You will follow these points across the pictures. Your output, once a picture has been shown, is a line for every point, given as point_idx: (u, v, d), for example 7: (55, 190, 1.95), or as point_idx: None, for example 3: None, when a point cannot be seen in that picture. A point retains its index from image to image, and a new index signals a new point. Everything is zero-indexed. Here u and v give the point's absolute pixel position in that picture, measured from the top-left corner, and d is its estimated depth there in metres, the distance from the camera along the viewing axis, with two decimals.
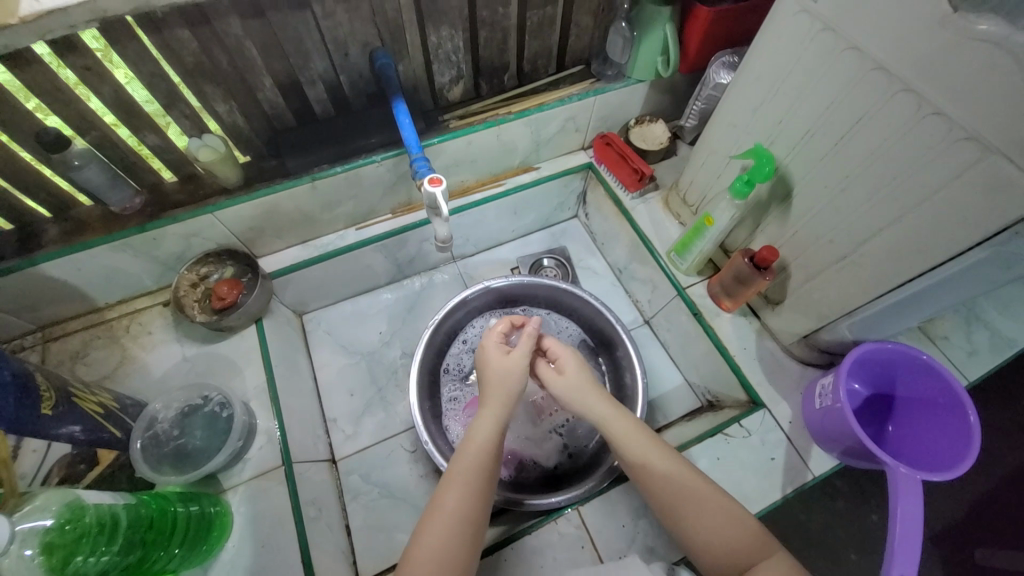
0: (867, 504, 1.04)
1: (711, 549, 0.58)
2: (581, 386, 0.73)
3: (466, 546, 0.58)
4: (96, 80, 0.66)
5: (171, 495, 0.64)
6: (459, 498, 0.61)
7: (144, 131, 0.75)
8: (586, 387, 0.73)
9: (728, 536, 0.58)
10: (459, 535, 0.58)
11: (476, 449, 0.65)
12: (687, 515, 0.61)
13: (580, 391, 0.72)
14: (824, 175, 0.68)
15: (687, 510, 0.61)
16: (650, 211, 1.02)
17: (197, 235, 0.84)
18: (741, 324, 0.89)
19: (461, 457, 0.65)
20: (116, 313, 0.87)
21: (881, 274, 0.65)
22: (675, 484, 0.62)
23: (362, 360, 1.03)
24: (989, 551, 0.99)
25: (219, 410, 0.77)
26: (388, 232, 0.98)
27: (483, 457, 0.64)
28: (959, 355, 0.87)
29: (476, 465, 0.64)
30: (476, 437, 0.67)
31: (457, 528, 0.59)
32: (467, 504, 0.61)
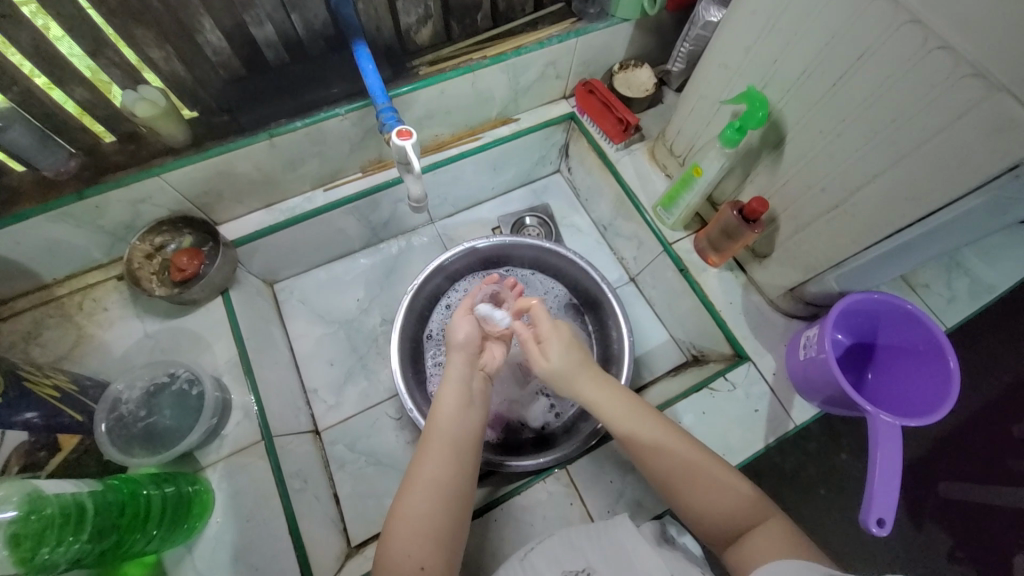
0: (839, 445, 1.09)
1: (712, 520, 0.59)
2: (576, 365, 0.70)
3: (446, 515, 0.58)
4: (13, 27, 0.57)
5: (142, 477, 0.61)
6: (431, 470, 0.60)
7: (71, 85, 0.65)
8: (575, 366, 0.70)
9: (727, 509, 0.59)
10: (435, 499, 0.58)
11: (443, 421, 0.64)
12: (688, 490, 0.61)
13: (575, 374, 0.70)
14: (819, 120, 0.65)
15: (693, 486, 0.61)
16: (635, 163, 0.98)
17: (147, 201, 0.77)
18: (726, 279, 0.88)
19: (428, 432, 0.64)
20: (67, 289, 0.80)
21: (873, 224, 0.63)
22: (676, 457, 0.62)
23: (340, 329, 0.99)
24: (950, 483, 1.06)
25: (188, 388, 0.73)
26: (358, 192, 0.91)
27: (454, 428, 0.64)
28: (939, 302, 0.87)
29: (446, 438, 0.63)
30: (440, 410, 0.65)
31: (433, 494, 0.58)
32: (440, 468, 0.60)
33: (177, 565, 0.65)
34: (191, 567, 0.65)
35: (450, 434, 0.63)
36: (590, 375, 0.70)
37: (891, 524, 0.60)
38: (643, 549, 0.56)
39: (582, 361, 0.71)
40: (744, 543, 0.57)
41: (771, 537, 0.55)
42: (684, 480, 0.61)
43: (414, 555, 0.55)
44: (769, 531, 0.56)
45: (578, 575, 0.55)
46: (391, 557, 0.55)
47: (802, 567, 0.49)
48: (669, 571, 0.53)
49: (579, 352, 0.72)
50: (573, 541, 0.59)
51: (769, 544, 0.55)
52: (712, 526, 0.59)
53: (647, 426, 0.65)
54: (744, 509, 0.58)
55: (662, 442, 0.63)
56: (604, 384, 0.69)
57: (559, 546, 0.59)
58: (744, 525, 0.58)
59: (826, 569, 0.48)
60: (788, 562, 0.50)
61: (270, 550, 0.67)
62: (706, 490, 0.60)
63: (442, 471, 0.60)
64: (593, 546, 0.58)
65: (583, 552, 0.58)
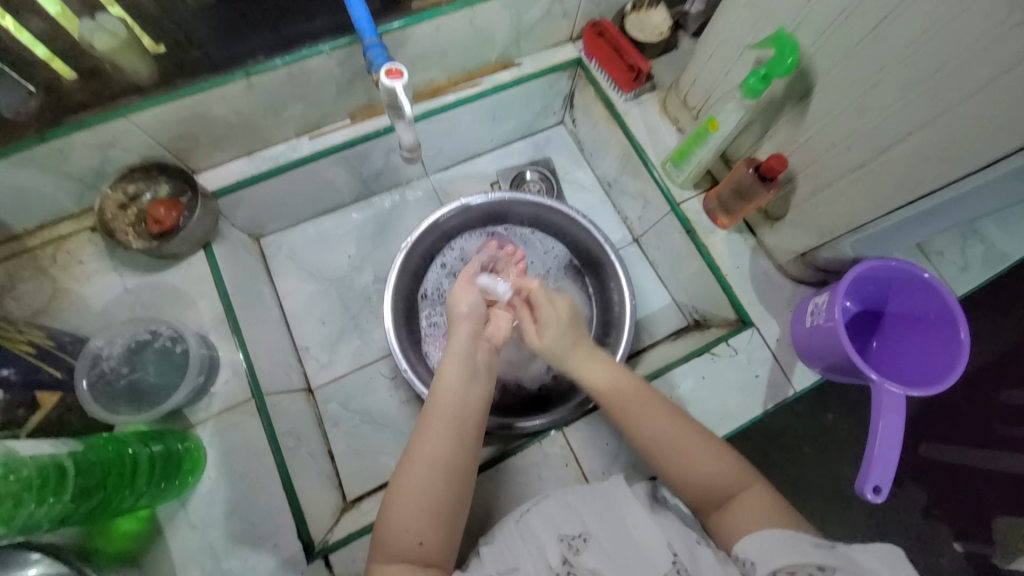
0: (826, 407, 1.08)
1: (695, 487, 0.59)
2: (570, 342, 0.71)
3: (447, 491, 0.57)
4: None
5: (129, 436, 0.60)
6: (431, 447, 0.58)
7: (25, 14, 0.60)
8: (569, 338, 0.71)
9: (713, 478, 0.59)
10: (435, 475, 0.57)
11: (444, 400, 0.62)
12: (676, 461, 0.60)
13: (570, 349, 0.71)
14: (852, 69, 0.59)
15: (679, 454, 0.60)
16: (645, 115, 0.91)
17: (115, 145, 0.71)
18: (735, 242, 0.84)
19: (429, 408, 0.62)
20: (39, 240, 0.75)
21: (899, 186, 0.59)
22: (663, 431, 0.62)
23: (331, 287, 0.95)
24: (929, 444, 1.06)
25: (172, 345, 0.70)
26: (348, 140, 0.85)
27: (454, 404, 0.61)
28: (951, 271, 0.85)
29: (448, 414, 0.61)
30: (441, 386, 0.63)
31: (433, 471, 0.57)
32: (441, 444, 0.59)
33: (171, 520, 0.65)
34: (185, 522, 0.65)
35: (450, 411, 0.61)
36: (583, 349, 0.71)
37: (887, 492, 0.61)
38: (638, 511, 0.56)
39: (575, 335, 0.72)
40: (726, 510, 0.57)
41: (752, 505, 0.55)
42: (669, 452, 0.61)
43: (414, 529, 0.55)
44: (754, 499, 0.56)
45: (575, 538, 0.54)
46: (391, 530, 0.55)
47: (785, 535, 0.50)
48: (666, 536, 0.53)
49: (574, 325, 0.73)
50: (570, 503, 0.58)
51: (753, 512, 0.54)
52: (696, 492, 0.59)
53: (642, 399, 0.64)
54: (727, 477, 0.58)
55: (650, 413, 0.63)
56: (597, 358, 0.70)
57: (555, 507, 0.58)
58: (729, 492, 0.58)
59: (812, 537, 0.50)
60: (773, 529, 0.51)
61: (263, 506, 0.66)
62: (693, 458, 0.60)
63: (443, 447, 0.59)
64: (590, 509, 0.57)
65: (580, 515, 0.56)
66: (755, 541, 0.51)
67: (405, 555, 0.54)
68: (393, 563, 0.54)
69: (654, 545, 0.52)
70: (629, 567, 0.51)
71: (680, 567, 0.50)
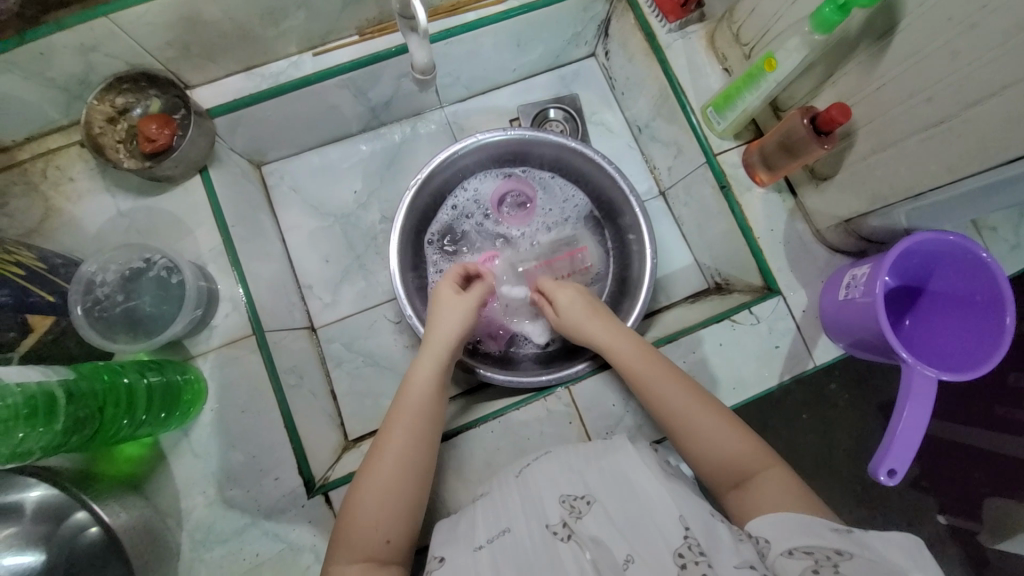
0: (829, 376, 1.05)
1: (712, 465, 0.58)
2: (587, 316, 0.71)
3: (410, 495, 0.57)
4: None
5: (125, 365, 0.58)
6: (393, 451, 0.59)
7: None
8: (586, 315, 0.71)
9: (731, 455, 0.57)
10: (400, 477, 0.58)
11: (410, 404, 0.62)
12: (692, 438, 0.59)
13: (585, 321, 0.70)
14: (952, 1, 0.49)
15: (696, 430, 0.59)
16: (689, 50, 0.81)
17: (98, 49, 0.64)
18: (773, 202, 0.77)
19: (394, 410, 0.63)
20: (29, 154, 0.71)
21: (980, 149, 0.52)
22: (681, 406, 0.60)
23: (335, 223, 0.90)
24: (936, 421, 1.03)
25: (168, 275, 0.67)
26: (355, 60, 0.76)
27: (421, 408, 0.62)
28: (1001, 248, 0.77)
29: (414, 418, 0.61)
30: (411, 389, 0.64)
31: (399, 473, 0.58)
32: (407, 447, 0.59)
33: (175, 447, 0.66)
34: (188, 450, 0.65)
35: (416, 416, 0.61)
36: (604, 323, 0.70)
37: (900, 475, 0.59)
38: (649, 478, 0.53)
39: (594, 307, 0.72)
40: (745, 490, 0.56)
41: (771, 489, 0.54)
42: (685, 428, 0.60)
43: (379, 529, 0.55)
44: (774, 481, 0.55)
45: (577, 500, 0.54)
46: (354, 528, 0.55)
47: (806, 519, 0.49)
48: (679, 508, 0.50)
49: (589, 301, 0.73)
50: (572, 465, 0.57)
51: (773, 494, 0.53)
52: (713, 469, 0.58)
53: (659, 372, 0.62)
54: (745, 456, 0.57)
55: (670, 384, 0.61)
56: (619, 328, 0.68)
57: (557, 467, 0.58)
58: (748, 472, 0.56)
59: (831, 523, 0.48)
60: (793, 514, 0.50)
61: (264, 441, 0.66)
62: (711, 435, 0.59)
63: (411, 449, 0.59)
64: (595, 472, 0.56)
65: (583, 477, 0.56)
66: (771, 522, 0.50)
67: (369, 552, 0.54)
68: (356, 560, 0.53)
69: (666, 516, 0.50)
70: (636, 536, 0.49)
71: (692, 542, 0.47)
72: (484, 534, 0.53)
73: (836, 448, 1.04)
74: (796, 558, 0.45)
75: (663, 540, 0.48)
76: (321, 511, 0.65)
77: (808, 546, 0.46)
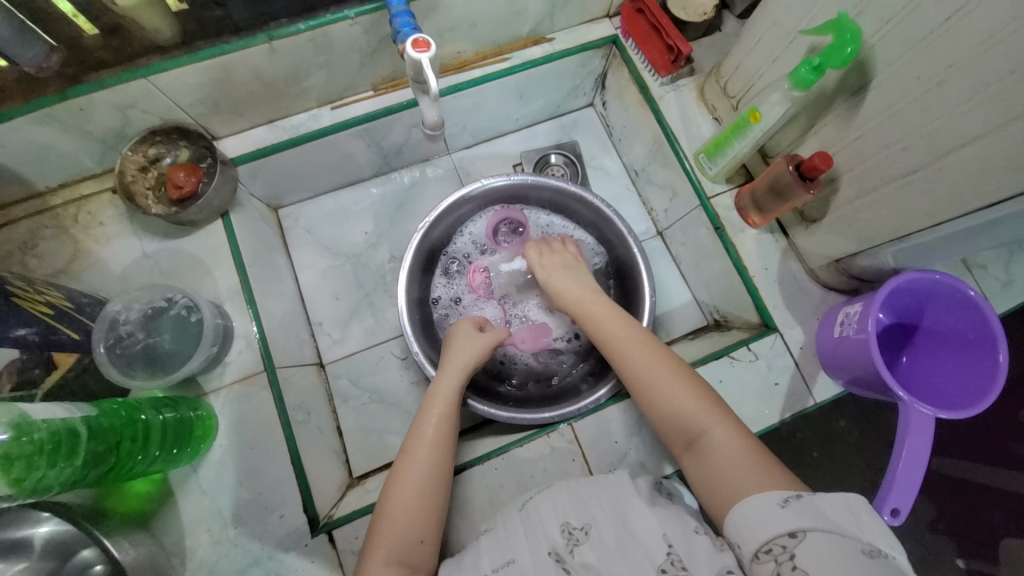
0: (838, 414, 1.05)
1: (672, 429, 0.60)
2: (561, 271, 0.78)
3: (442, 498, 0.60)
4: None
5: (142, 401, 0.60)
6: (424, 456, 0.61)
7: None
8: (557, 271, 0.78)
9: (683, 417, 0.59)
10: (405, 520, 0.57)
11: (438, 405, 0.66)
12: (654, 402, 0.61)
13: (555, 275, 0.78)
14: (918, 64, 0.54)
15: (655, 394, 0.61)
16: (681, 101, 0.87)
17: (135, 106, 0.69)
18: (766, 242, 0.80)
19: (422, 414, 0.66)
20: (61, 200, 0.75)
21: (955, 196, 0.55)
22: (644, 370, 0.63)
23: (346, 263, 0.94)
24: (946, 462, 1.01)
25: (187, 314, 0.70)
26: (369, 113, 0.82)
27: (448, 408, 0.66)
28: (992, 286, 0.79)
29: (442, 418, 0.65)
30: (438, 391, 0.68)
31: (407, 517, 0.57)
32: (414, 495, 0.59)
33: (183, 483, 0.67)
34: (196, 486, 0.66)
35: (442, 419, 0.64)
36: (577, 285, 0.75)
37: (905, 514, 0.59)
38: (641, 505, 0.55)
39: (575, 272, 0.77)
40: (702, 458, 0.57)
41: (721, 454, 0.55)
42: (648, 392, 0.62)
43: (412, 531, 0.57)
44: (727, 444, 0.55)
45: (577, 529, 0.55)
46: (390, 533, 0.56)
47: (761, 496, 0.49)
48: (664, 528, 0.52)
49: (567, 260, 0.80)
50: (574, 494, 0.58)
51: (726, 459, 0.54)
52: (676, 437, 0.60)
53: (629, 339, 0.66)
54: (697, 418, 0.58)
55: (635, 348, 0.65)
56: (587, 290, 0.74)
57: (562, 497, 0.58)
58: (699, 436, 0.58)
59: (780, 496, 0.49)
60: (752, 495, 0.50)
61: (271, 477, 0.67)
62: (668, 399, 0.60)
63: (415, 493, 0.59)
64: (598, 501, 0.57)
65: (587, 507, 0.56)
66: (736, 518, 0.50)
67: (404, 556, 0.56)
68: (393, 564, 0.55)
69: (652, 537, 0.52)
70: (625, 557, 0.51)
71: (675, 558, 0.49)
72: (490, 562, 0.54)
73: (846, 488, 1.02)
74: (762, 561, 0.46)
75: (649, 561, 0.50)
76: (325, 550, 0.65)
77: (770, 540, 0.46)
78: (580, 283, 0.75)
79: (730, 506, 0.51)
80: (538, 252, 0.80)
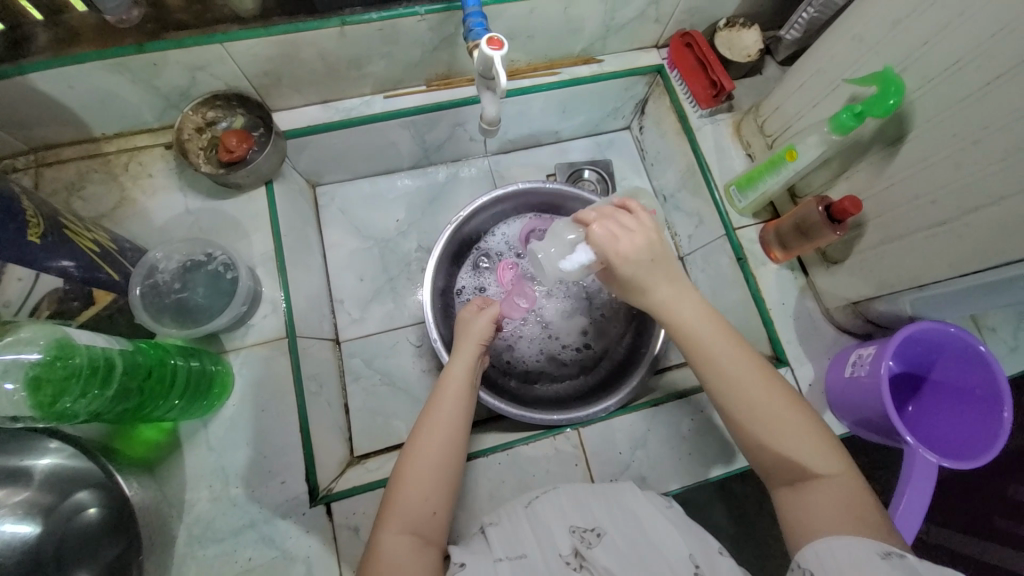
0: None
1: (774, 460, 0.56)
2: (649, 264, 0.59)
3: (454, 475, 0.61)
4: None
5: (171, 347, 0.62)
6: (440, 436, 0.62)
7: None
8: (652, 264, 0.59)
9: (793, 455, 0.55)
10: (425, 503, 0.58)
11: (451, 387, 0.67)
12: (759, 430, 0.56)
13: (646, 270, 0.59)
14: (955, 122, 0.57)
15: (762, 424, 0.56)
16: (717, 134, 0.90)
17: (204, 69, 0.73)
18: (786, 278, 0.82)
19: (435, 396, 0.66)
20: (115, 148, 0.78)
21: (978, 252, 0.57)
22: (751, 395, 0.57)
23: (374, 246, 0.96)
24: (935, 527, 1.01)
25: (223, 271, 0.72)
26: (421, 106, 0.86)
27: (463, 391, 0.67)
28: (1000, 349, 0.81)
29: (453, 400, 0.65)
30: (451, 374, 0.68)
31: (426, 498, 0.59)
32: (428, 480, 0.60)
33: (192, 436, 0.67)
34: (204, 441, 0.67)
35: (456, 403, 0.65)
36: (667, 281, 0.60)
37: None
38: (653, 518, 0.56)
39: (664, 263, 0.60)
40: (798, 490, 0.54)
41: (833, 499, 0.52)
42: (753, 419, 0.57)
43: (427, 506, 0.58)
44: (835, 493, 0.52)
45: (588, 531, 0.55)
46: (404, 504, 0.58)
47: (862, 545, 0.47)
48: (688, 547, 0.53)
49: (662, 253, 0.60)
50: (580, 498, 0.59)
51: (832, 506, 0.52)
52: (771, 462, 0.56)
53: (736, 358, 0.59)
54: (810, 459, 0.54)
55: (746, 370, 0.58)
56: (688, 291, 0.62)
57: (566, 500, 0.59)
58: (804, 473, 0.54)
59: (881, 547, 0.47)
60: (841, 537, 0.49)
61: (278, 442, 0.68)
62: (780, 433, 0.55)
63: (431, 480, 0.60)
64: (604, 507, 0.58)
65: (593, 512, 0.57)
66: (819, 551, 0.49)
67: (416, 526, 0.57)
68: (405, 533, 0.56)
69: (675, 553, 0.53)
70: (645, 566, 0.51)
71: None
72: (501, 549, 0.55)
73: None
74: None
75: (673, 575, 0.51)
76: (321, 521, 0.66)
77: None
78: (669, 277, 0.60)
79: (817, 542, 0.50)
80: (612, 232, 0.58)
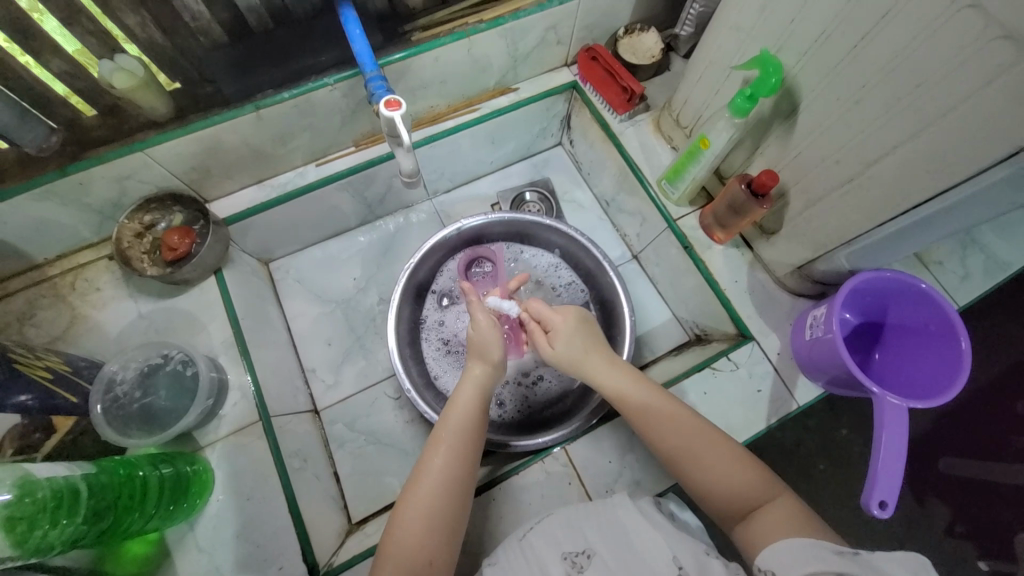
0: (835, 419, 1.06)
1: (720, 495, 0.58)
2: (588, 349, 0.71)
3: (452, 513, 0.59)
4: None
5: (139, 459, 0.62)
6: (445, 469, 0.61)
7: (46, 56, 0.63)
8: (582, 353, 0.71)
9: (735, 484, 0.58)
10: (422, 548, 0.56)
11: (458, 411, 0.66)
12: (699, 469, 0.60)
13: (585, 355, 0.71)
14: (835, 88, 0.61)
15: (696, 462, 0.60)
16: (640, 134, 0.94)
17: (132, 177, 0.74)
18: (732, 256, 0.85)
19: (441, 427, 0.65)
20: (59, 270, 0.78)
21: (890, 199, 0.60)
22: (683, 438, 0.61)
23: (337, 308, 0.97)
24: (951, 459, 1.01)
25: (182, 369, 0.73)
26: (352, 167, 0.88)
27: (468, 414, 0.66)
28: (951, 280, 0.84)
29: (459, 427, 0.64)
30: (459, 399, 0.68)
31: (427, 538, 0.57)
32: (431, 522, 0.58)
33: (179, 542, 0.66)
34: (192, 545, 0.66)
35: (464, 426, 0.64)
36: (601, 354, 0.71)
37: (893, 507, 0.60)
38: (645, 530, 0.56)
39: (593, 341, 0.72)
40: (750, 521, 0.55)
41: (776, 515, 0.54)
42: (685, 462, 0.61)
43: (424, 547, 0.56)
44: (782, 510, 0.54)
45: (578, 555, 0.55)
46: (401, 547, 0.56)
47: (808, 542, 0.48)
48: (674, 550, 0.54)
49: (586, 335, 0.73)
50: (571, 521, 0.59)
51: (778, 524, 0.52)
52: (722, 499, 0.58)
53: (665, 404, 0.64)
54: (754, 487, 0.57)
55: (670, 416, 0.63)
56: (617, 365, 0.70)
57: (558, 527, 0.59)
58: (753, 500, 0.56)
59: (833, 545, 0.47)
60: (795, 540, 0.49)
61: (269, 528, 0.67)
62: (715, 464, 0.59)
63: (432, 522, 0.58)
64: (592, 526, 0.58)
65: (583, 533, 0.57)
66: (778, 551, 0.49)
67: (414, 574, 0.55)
68: None
69: (662, 559, 0.53)
70: None
71: None
72: None
73: (852, 493, 1.01)
74: None
75: None
76: None
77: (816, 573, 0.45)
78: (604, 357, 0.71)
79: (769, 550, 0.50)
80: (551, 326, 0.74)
